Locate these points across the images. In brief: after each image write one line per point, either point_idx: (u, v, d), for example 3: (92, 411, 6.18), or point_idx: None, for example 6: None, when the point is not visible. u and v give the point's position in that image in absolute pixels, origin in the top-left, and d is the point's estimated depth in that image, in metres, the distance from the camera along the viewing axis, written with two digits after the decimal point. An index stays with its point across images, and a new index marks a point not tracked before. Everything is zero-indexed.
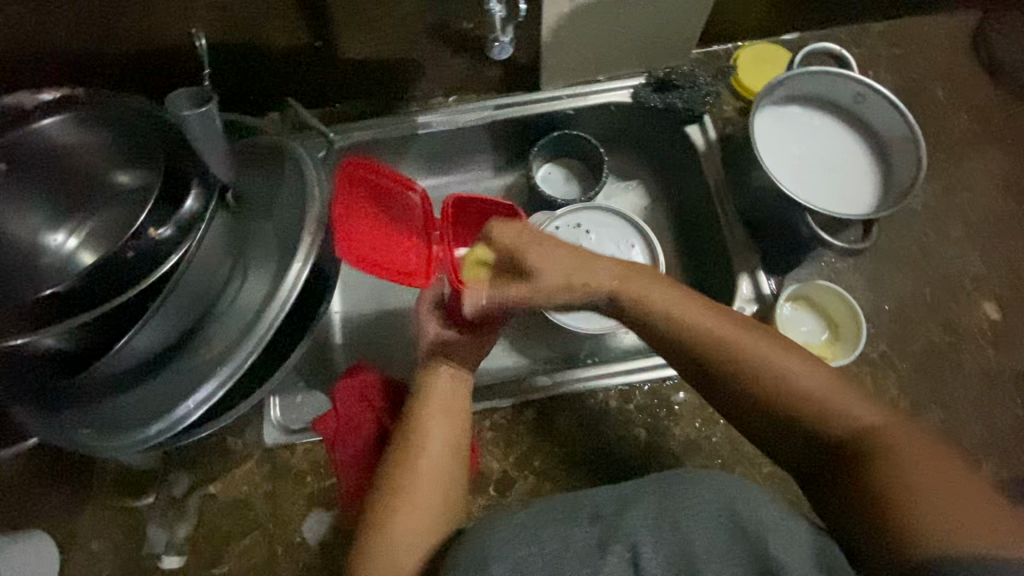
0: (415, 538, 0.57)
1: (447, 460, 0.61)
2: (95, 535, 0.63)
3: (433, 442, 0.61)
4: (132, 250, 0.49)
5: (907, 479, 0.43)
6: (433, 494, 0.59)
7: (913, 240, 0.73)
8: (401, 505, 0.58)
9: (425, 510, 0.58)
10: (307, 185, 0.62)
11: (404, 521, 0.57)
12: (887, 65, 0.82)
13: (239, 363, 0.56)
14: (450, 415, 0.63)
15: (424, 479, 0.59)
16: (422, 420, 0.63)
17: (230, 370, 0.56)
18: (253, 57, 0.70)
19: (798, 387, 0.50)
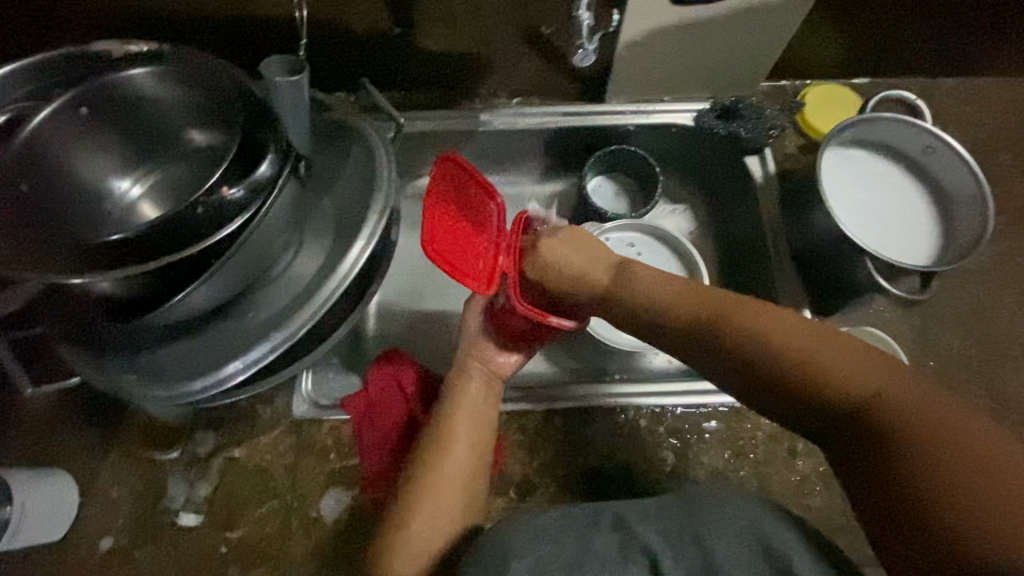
0: (437, 534, 0.56)
1: (472, 459, 0.60)
2: (116, 482, 0.63)
3: (460, 440, 0.60)
4: (202, 206, 0.50)
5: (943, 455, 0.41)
6: (455, 491, 0.58)
7: (966, 300, 0.72)
8: (426, 499, 0.57)
9: (448, 507, 0.57)
10: (375, 165, 0.63)
11: (426, 516, 0.56)
12: (955, 123, 0.82)
13: (292, 330, 0.57)
14: (479, 416, 0.62)
15: (448, 476, 0.58)
16: (452, 416, 0.62)
17: (283, 336, 0.57)
18: (333, 35, 0.71)
19: (803, 358, 0.48)
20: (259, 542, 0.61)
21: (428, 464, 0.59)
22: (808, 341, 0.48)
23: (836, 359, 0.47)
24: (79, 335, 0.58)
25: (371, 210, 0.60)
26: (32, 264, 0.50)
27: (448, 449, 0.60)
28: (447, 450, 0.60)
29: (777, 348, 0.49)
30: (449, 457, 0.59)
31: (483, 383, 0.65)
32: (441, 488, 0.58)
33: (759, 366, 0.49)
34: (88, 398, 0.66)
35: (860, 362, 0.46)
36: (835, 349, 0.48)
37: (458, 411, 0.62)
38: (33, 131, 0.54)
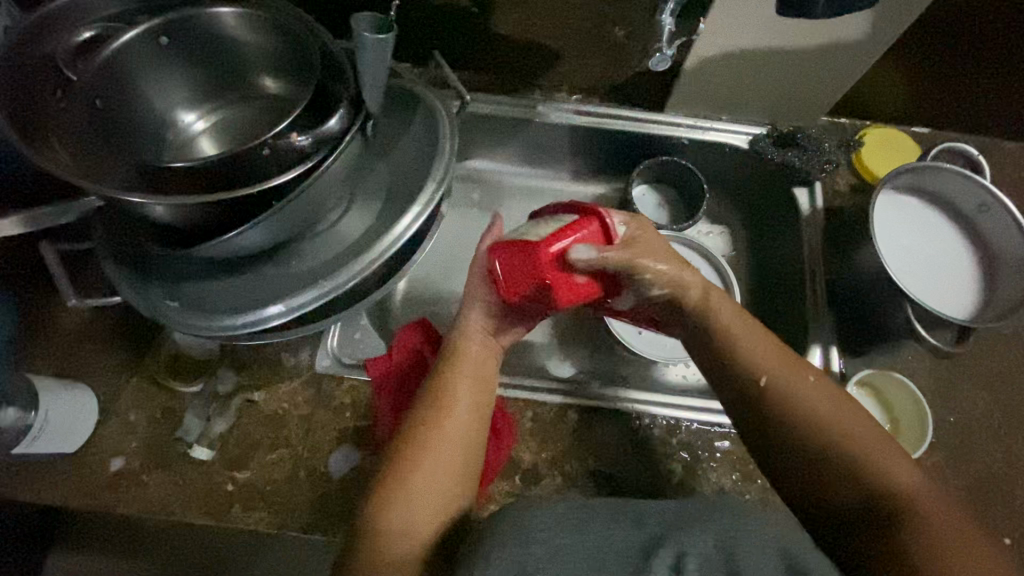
0: (435, 495, 0.53)
1: (473, 422, 0.58)
2: (136, 407, 0.64)
3: (461, 407, 0.58)
4: (269, 147, 0.51)
5: (941, 531, 0.44)
6: (457, 455, 0.56)
7: (994, 362, 0.71)
8: (425, 461, 0.55)
9: (448, 478, 0.55)
10: (439, 135, 0.63)
11: (424, 476, 0.54)
12: (1010, 186, 0.81)
13: (339, 282, 0.57)
14: (481, 380, 0.61)
15: (450, 435, 0.56)
16: (450, 381, 0.60)
17: (328, 286, 0.57)
18: (412, 4, 0.72)
19: (840, 441, 0.49)
20: (264, 486, 0.62)
21: (426, 422, 0.57)
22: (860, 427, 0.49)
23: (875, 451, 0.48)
24: (125, 256, 0.59)
25: (431, 179, 0.60)
26: (95, 177, 0.51)
27: (448, 407, 0.58)
28: (443, 414, 0.57)
29: (829, 423, 0.50)
30: (448, 417, 0.57)
31: (483, 351, 0.64)
32: (439, 448, 0.56)
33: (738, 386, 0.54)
34: (122, 318, 0.67)
35: (891, 452, 0.48)
36: (873, 441, 0.49)
37: (457, 374, 0.60)
38: (114, 51, 0.55)
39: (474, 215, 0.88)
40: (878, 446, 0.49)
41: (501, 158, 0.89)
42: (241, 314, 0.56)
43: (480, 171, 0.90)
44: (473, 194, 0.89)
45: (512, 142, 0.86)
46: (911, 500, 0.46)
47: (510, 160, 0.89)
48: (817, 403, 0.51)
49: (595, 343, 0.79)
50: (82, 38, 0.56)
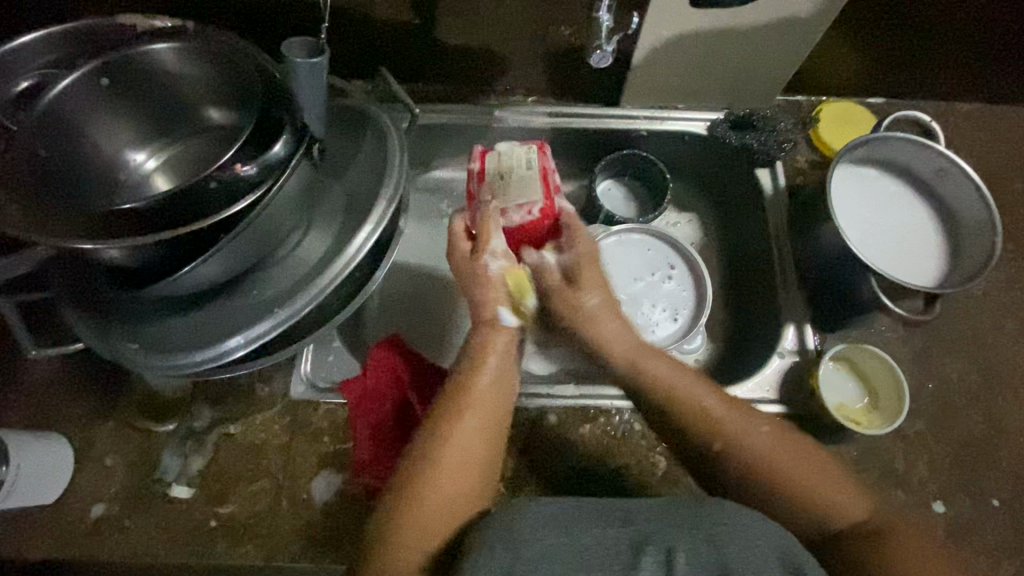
0: (449, 502, 0.54)
1: (490, 426, 0.59)
2: (112, 451, 0.64)
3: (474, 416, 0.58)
4: (215, 180, 0.50)
5: (912, 552, 0.51)
6: (469, 467, 0.56)
7: (967, 325, 0.72)
8: (435, 475, 0.54)
9: (458, 488, 0.55)
10: (388, 152, 0.63)
11: (436, 485, 0.54)
12: (969, 148, 0.81)
13: (296, 308, 0.57)
14: (499, 383, 0.61)
15: (471, 436, 0.57)
16: (465, 389, 0.60)
17: (286, 313, 0.57)
18: (355, 22, 0.71)
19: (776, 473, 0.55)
20: (249, 519, 0.61)
21: (442, 427, 0.57)
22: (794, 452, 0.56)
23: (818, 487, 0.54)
24: (84, 301, 0.58)
25: (381, 196, 0.61)
26: (41, 226, 0.50)
27: (461, 413, 0.58)
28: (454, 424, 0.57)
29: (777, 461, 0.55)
30: (466, 419, 0.58)
31: (501, 360, 0.63)
32: (456, 450, 0.56)
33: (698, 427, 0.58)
34: (90, 364, 0.67)
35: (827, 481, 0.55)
36: (816, 472, 0.55)
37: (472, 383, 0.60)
38: (53, 97, 0.55)
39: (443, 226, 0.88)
40: (821, 471, 0.55)
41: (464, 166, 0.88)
42: (203, 348, 0.56)
43: (446, 181, 0.89)
44: (442, 205, 0.89)
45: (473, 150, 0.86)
46: (870, 521, 0.53)
47: None
48: (774, 445, 0.56)
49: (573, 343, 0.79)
50: (21, 88, 0.57)
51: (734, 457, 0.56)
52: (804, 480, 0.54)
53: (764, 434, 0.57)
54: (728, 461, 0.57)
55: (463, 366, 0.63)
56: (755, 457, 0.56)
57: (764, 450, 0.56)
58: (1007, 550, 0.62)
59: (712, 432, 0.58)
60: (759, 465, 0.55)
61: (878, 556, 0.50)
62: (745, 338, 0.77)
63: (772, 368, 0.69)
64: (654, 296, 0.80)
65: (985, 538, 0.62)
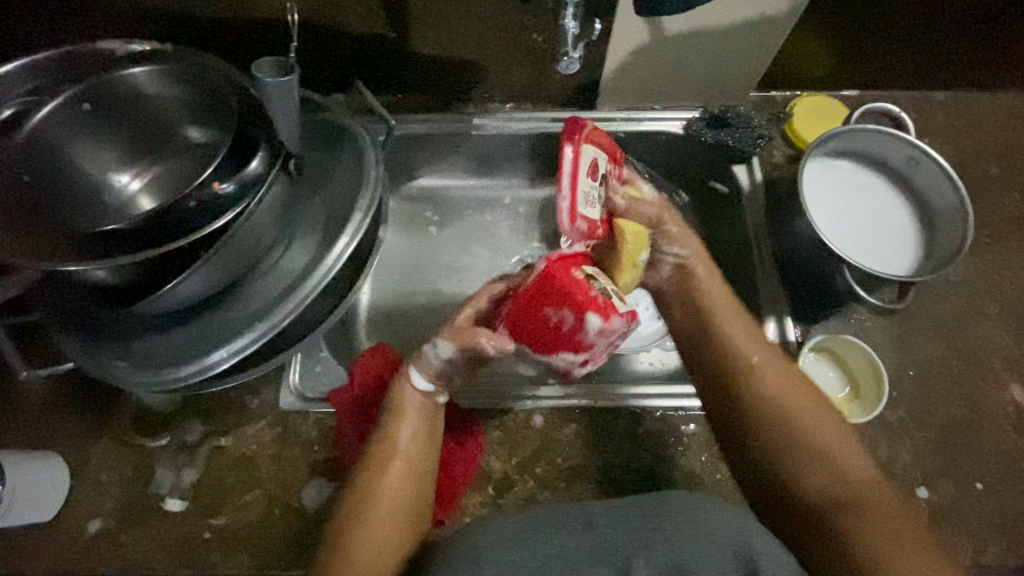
0: (384, 546, 0.55)
1: (414, 478, 0.59)
2: (106, 467, 0.65)
3: (402, 460, 0.58)
4: (194, 199, 0.52)
5: (888, 530, 0.48)
6: (402, 508, 0.57)
7: (946, 311, 0.73)
8: (368, 524, 0.55)
9: (390, 529, 0.56)
10: (364, 164, 0.64)
11: (371, 534, 0.55)
12: (943, 135, 0.82)
13: (277, 320, 0.59)
14: (422, 432, 0.60)
15: (395, 493, 0.57)
16: (390, 435, 0.59)
17: (267, 326, 0.58)
18: (330, 36, 0.73)
19: (796, 429, 0.55)
20: (241, 529, 0.62)
21: (370, 478, 0.57)
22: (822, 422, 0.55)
23: (829, 441, 0.54)
24: (72, 321, 0.60)
25: (357, 207, 0.62)
26: (27, 249, 0.51)
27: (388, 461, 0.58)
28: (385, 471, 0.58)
29: (794, 412, 0.56)
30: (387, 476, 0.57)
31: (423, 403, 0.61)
32: (378, 516, 0.56)
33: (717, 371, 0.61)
34: (83, 382, 0.68)
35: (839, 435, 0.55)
36: (827, 422, 0.56)
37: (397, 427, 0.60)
38: (37, 124, 0.56)
39: (430, 233, 0.89)
40: (831, 426, 0.55)
41: (447, 173, 0.90)
42: (187, 363, 0.57)
43: (430, 189, 0.91)
44: (428, 212, 0.90)
45: (455, 157, 0.87)
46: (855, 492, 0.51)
47: (458, 174, 0.90)
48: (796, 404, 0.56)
49: None
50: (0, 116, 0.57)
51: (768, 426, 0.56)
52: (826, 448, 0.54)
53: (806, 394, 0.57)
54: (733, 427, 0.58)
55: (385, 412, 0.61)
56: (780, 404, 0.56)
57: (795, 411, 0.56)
58: (990, 532, 0.62)
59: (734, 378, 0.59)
60: (786, 410, 0.56)
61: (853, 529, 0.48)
62: None
63: None
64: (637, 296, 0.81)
65: (969, 521, 0.63)
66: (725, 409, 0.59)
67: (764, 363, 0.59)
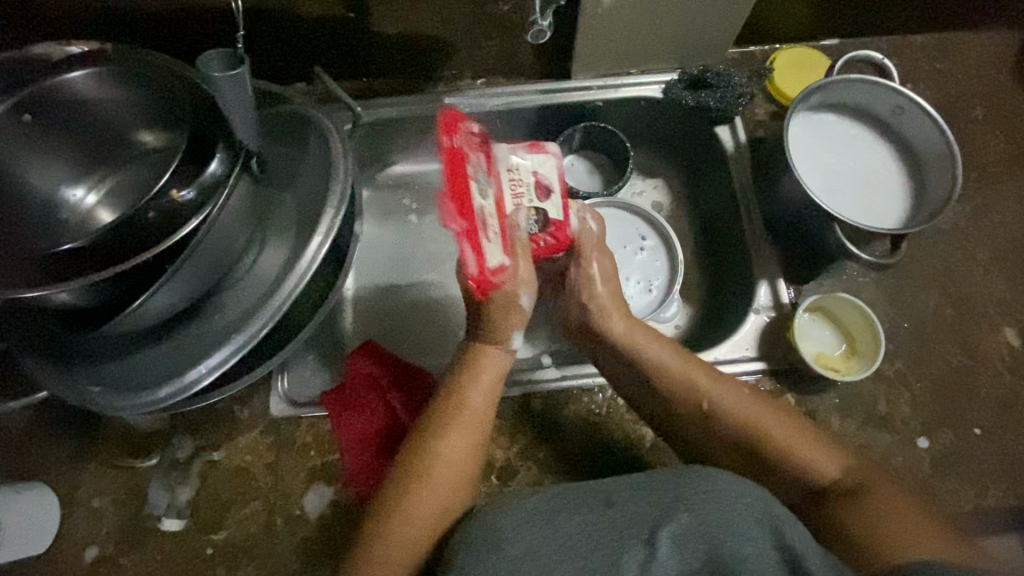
0: (435, 503, 0.55)
1: (474, 436, 0.59)
2: (98, 493, 0.63)
3: (463, 426, 0.59)
4: (154, 210, 0.49)
5: (882, 501, 0.51)
6: (455, 476, 0.57)
7: (937, 259, 0.72)
8: (424, 487, 0.56)
9: (445, 489, 0.56)
10: (331, 157, 0.61)
11: (428, 494, 0.55)
12: (926, 80, 0.80)
13: (255, 331, 0.56)
14: (489, 394, 0.61)
15: (454, 454, 0.58)
16: (456, 397, 0.60)
17: (245, 337, 0.56)
18: (282, 21, 0.68)
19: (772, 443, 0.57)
20: (244, 542, 0.61)
21: (434, 434, 0.58)
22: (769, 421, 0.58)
23: (796, 449, 0.56)
24: (39, 348, 0.57)
25: (328, 204, 0.59)
26: None
27: (452, 423, 0.59)
28: (448, 433, 0.58)
29: (763, 435, 0.57)
30: (450, 437, 0.58)
31: (495, 379, 0.62)
32: (432, 479, 0.56)
33: (697, 425, 0.60)
34: (64, 407, 0.66)
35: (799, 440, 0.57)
36: (796, 439, 0.57)
37: (472, 390, 0.61)
38: None
39: (409, 222, 0.86)
40: (795, 436, 0.57)
41: (423, 158, 0.86)
42: (167, 382, 0.55)
43: (407, 176, 0.88)
44: (406, 200, 0.87)
45: (429, 139, 0.84)
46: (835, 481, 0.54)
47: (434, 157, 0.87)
48: (745, 410, 0.59)
49: (552, 325, 0.79)
50: None
51: (711, 440, 0.60)
52: (781, 459, 0.56)
53: (750, 407, 0.59)
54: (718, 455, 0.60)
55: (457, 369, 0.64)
56: (739, 425, 0.58)
57: (753, 421, 0.58)
58: (991, 476, 0.63)
59: (664, 386, 0.62)
60: (752, 422, 0.58)
61: (853, 510, 0.51)
62: (723, 297, 0.77)
63: (749, 325, 0.69)
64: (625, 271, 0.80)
65: (970, 467, 0.64)
66: (667, 425, 0.62)
67: (664, 355, 0.63)
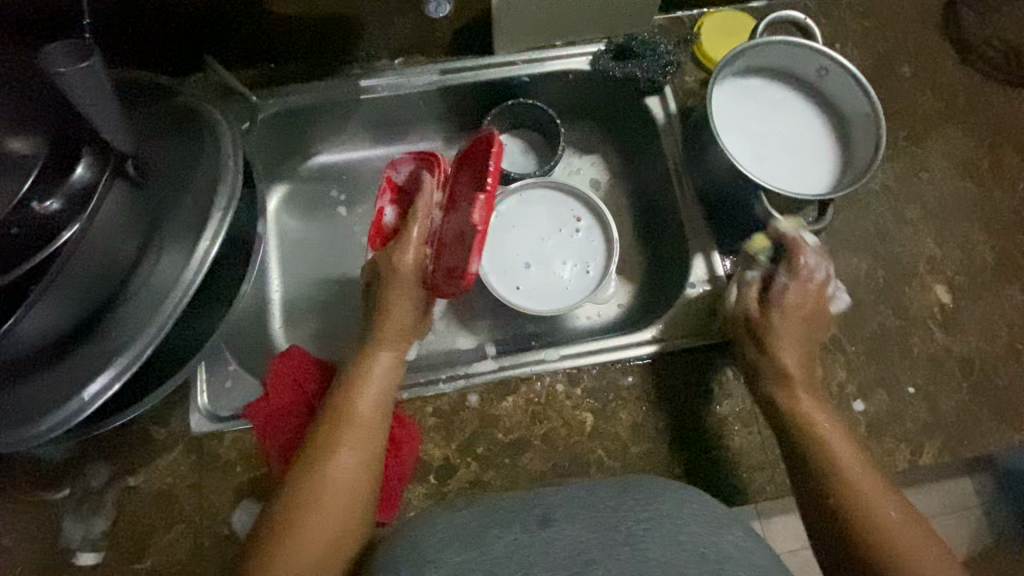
0: (329, 525, 0.52)
1: (365, 451, 0.56)
2: (6, 531, 0.59)
3: (353, 441, 0.56)
4: (16, 224, 0.43)
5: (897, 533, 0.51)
6: (349, 495, 0.54)
7: (869, 221, 0.72)
8: (316, 508, 0.52)
9: (339, 509, 0.53)
10: (222, 153, 0.56)
11: (321, 514, 0.52)
12: (854, 38, 0.79)
13: (140, 349, 0.50)
14: (376, 399, 0.59)
15: (344, 468, 0.55)
16: (344, 410, 0.58)
17: (130, 358, 0.49)
18: (164, 5, 0.62)
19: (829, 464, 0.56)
20: (169, 569, 0.58)
21: (321, 451, 0.55)
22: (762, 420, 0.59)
23: (848, 472, 0.55)
24: None
25: (217, 204, 0.53)
26: None
27: (341, 437, 0.56)
28: (336, 450, 0.55)
29: (844, 460, 0.56)
30: (339, 455, 0.55)
31: (384, 385, 0.61)
32: (323, 499, 0.52)
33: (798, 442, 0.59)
34: None
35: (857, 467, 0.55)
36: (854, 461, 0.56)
37: (359, 400, 0.59)
38: None
39: (338, 216, 0.81)
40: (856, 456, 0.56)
41: (346, 146, 0.81)
42: (47, 417, 0.48)
43: (332, 165, 0.82)
44: (333, 192, 0.82)
45: (350, 126, 0.79)
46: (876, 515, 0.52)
47: (359, 143, 0.82)
48: (830, 432, 0.58)
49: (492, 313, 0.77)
50: None
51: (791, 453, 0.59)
52: (840, 471, 0.55)
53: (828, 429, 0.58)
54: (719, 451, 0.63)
55: (339, 386, 0.61)
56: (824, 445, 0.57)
57: (826, 442, 0.57)
58: (925, 434, 0.64)
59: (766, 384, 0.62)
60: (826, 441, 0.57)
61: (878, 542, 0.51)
62: (662, 273, 0.76)
63: (685, 301, 0.68)
64: (557, 252, 0.78)
65: (905, 426, 0.64)
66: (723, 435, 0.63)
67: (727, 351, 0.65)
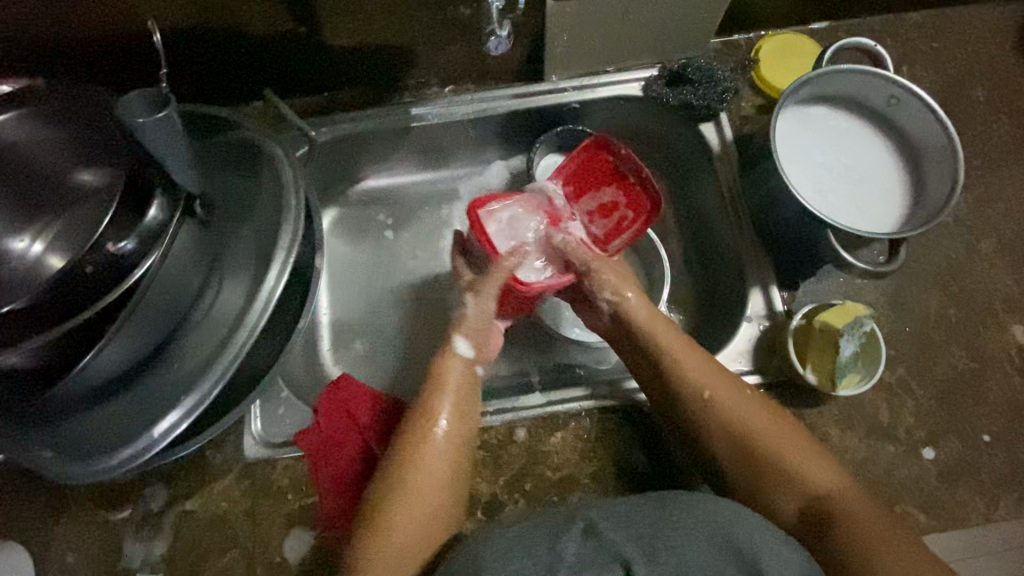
0: (416, 509, 0.56)
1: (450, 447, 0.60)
2: (72, 548, 0.61)
3: (439, 434, 0.60)
4: (91, 263, 0.44)
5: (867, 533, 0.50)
6: (430, 487, 0.57)
7: (940, 255, 0.68)
8: (406, 496, 0.56)
9: (424, 499, 0.57)
10: (284, 189, 0.58)
11: (408, 502, 0.56)
12: (924, 60, 0.75)
13: (211, 379, 0.52)
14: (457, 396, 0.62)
15: (412, 496, 0.56)
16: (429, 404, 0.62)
17: (202, 388, 0.52)
18: (225, 39, 0.64)
19: (770, 462, 0.57)
20: None
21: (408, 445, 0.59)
22: (778, 435, 0.57)
23: (805, 467, 0.55)
24: None
25: (283, 236, 0.56)
26: None
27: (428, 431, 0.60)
28: (424, 440, 0.60)
29: (772, 448, 0.57)
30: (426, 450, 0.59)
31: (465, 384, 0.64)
32: (410, 487, 0.57)
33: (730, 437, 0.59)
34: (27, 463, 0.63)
35: (797, 452, 0.56)
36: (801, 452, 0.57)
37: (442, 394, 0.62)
38: None
39: (385, 239, 0.82)
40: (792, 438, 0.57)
41: (395, 171, 0.82)
42: (125, 445, 0.51)
43: (380, 189, 0.83)
44: (380, 215, 0.82)
45: (399, 152, 0.79)
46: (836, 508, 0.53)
47: (408, 168, 0.82)
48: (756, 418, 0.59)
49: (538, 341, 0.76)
50: None
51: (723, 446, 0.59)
52: (788, 465, 0.56)
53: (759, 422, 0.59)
54: (738, 473, 0.58)
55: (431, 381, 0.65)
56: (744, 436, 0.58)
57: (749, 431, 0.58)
58: (1002, 486, 0.60)
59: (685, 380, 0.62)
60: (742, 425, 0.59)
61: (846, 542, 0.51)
62: (715, 304, 0.73)
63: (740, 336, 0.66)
64: None
65: (980, 476, 0.61)
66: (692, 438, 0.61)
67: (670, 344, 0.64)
